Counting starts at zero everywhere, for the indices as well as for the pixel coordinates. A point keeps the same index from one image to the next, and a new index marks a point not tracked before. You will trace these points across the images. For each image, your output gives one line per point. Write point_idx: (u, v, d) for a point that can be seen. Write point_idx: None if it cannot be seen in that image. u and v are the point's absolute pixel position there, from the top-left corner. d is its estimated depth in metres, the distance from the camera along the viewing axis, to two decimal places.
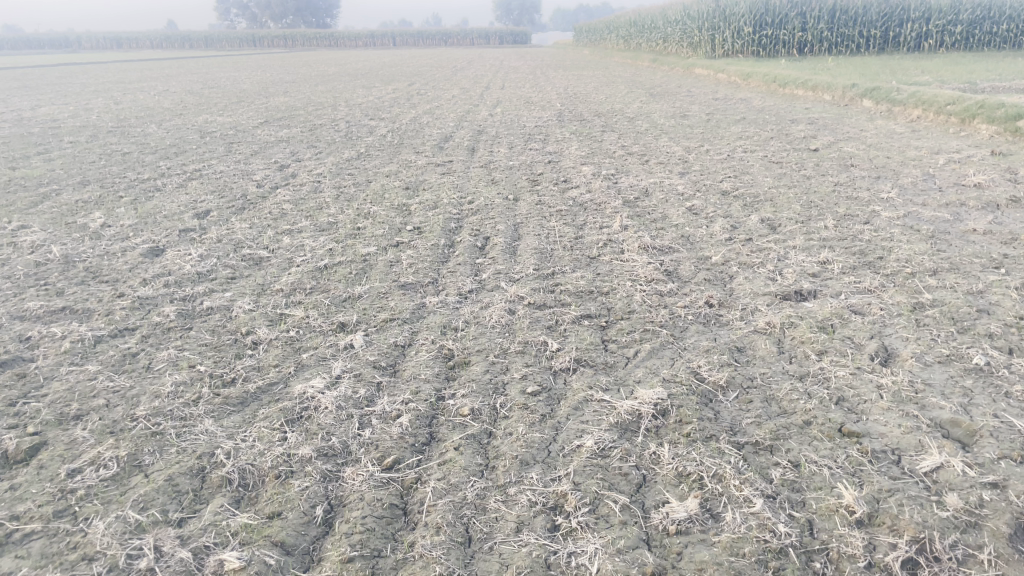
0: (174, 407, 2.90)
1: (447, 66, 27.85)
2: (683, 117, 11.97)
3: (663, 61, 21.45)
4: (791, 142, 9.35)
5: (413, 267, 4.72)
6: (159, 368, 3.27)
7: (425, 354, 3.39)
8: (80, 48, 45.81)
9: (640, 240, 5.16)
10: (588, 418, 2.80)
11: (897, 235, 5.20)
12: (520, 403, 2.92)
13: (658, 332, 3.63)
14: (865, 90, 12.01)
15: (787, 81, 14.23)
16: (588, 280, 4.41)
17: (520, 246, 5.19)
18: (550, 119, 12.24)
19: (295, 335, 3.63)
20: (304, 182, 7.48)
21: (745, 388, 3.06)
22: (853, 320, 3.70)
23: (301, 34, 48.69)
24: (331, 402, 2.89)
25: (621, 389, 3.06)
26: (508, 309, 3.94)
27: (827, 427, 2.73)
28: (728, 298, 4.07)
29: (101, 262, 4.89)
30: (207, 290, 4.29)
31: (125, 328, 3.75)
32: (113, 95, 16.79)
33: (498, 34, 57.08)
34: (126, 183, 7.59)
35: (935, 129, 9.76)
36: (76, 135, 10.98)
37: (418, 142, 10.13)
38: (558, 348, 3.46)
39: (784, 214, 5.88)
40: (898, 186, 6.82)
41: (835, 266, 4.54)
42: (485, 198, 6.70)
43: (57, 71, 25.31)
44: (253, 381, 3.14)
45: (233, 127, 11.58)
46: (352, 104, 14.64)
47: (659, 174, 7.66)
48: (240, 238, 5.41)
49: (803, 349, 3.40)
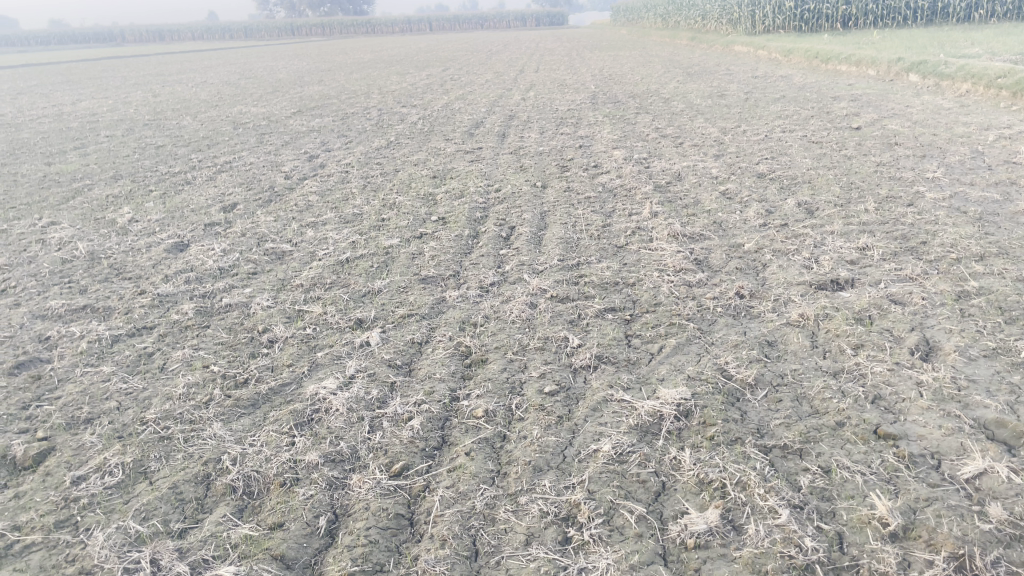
0: (184, 410, 2.85)
1: (484, 50, 27.68)
2: (720, 96, 11.68)
3: (701, 39, 21.01)
4: (832, 120, 9.04)
5: (435, 259, 4.63)
6: (173, 369, 3.23)
7: (442, 352, 3.30)
8: (124, 41, 46.44)
9: (670, 228, 4.99)
10: (606, 420, 2.68)
11: (942, 218, 4.95)
12: (537, 404, 2.81)
13: (685, 326, 3.48)
14: (910, 64, 11.59)
15: (829, 57, 13.81)
16: (614, 271, 4.27)
17: (545, 235, 5.06)
18: (583, 102, 12.04)
19: (311, 332, 3.56)
20: (332, 172, 7.44)
21: (775, 386, 2.90)
22: (892, 311, 3.50)
23: (338, 22, 48.81)
24: (342, 404, 2.82)
25: (643, 388, 2.93)
26: (530, 303, 3.82)
27: (861, 429, 2.57)
28: (760, 289, 3.90)
29: (125, 258, 4.89)
30: (227, 286, 4.25)
31: (142, 326, 3.73)
32: (151, 88, 16.97)
33: (535, 17, 56.50)
34: (157, 176, 7.63)
35: (985, 103, 9.36)
36: (112, 128, 11.09)
37: (449, 128, 10.02)
38: (579, 344, 3.34)
39: (822, 197, 5.65)
40: (944, 166, 6.53)
41: (875, 252, 4.33)
42: (513, 185, 6.58)
43: (100, 65, 25.72)
44: (265, 381, 3.08)
45: (266, 118, 11.60)
46: (384, 92, 14.59)
47: (693, 157, 7.45)
48: (263, 231, 5.37)
49: (838, 343, 3.22)
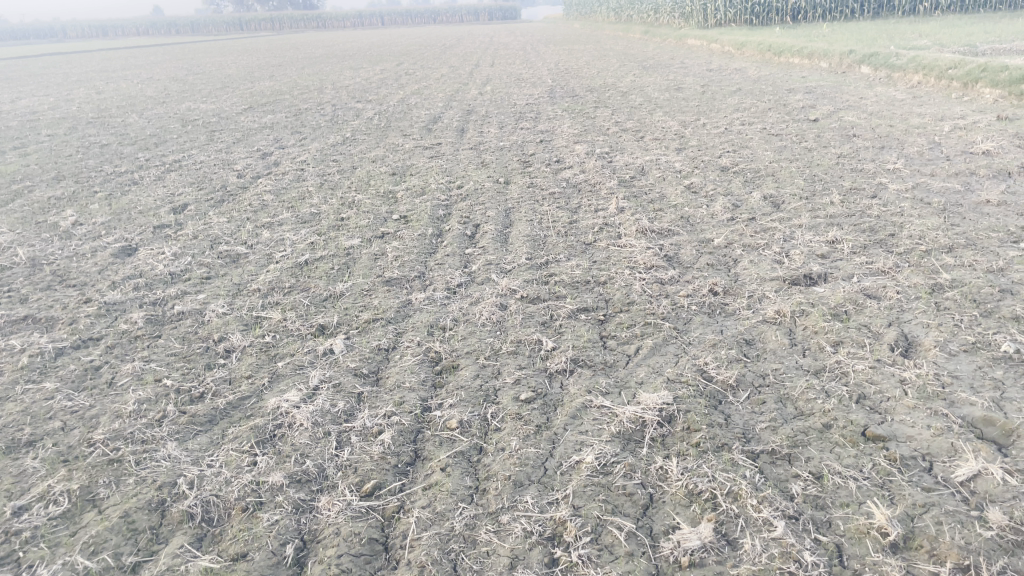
0: (135, 430, 2.66)
1: (438, 45, 27.39)
2: (677, 90, 11.66)
3: (654, 32, 21.06)
4: (790, 112, 9.07)
5: (399, 259, 4.47)
6: (122, 384, 3.02)
7: (411, 359, 3.15)
8: (66, 36, 44.98)
9: (638, 223, 4.90)
10: (587, 429, 2.56)
11: (908, 210, 4.94)
12: (513, 413, 2.68)
13: (661, 326, 3.38)
14: (862, 56, 11.71)
15: (782, 49, 13.90)
16: (584, 269, 4.16)
17: (511, 233, 4.93)
18: (541, 96, 11.93)
19: (271, 340, 3.38)
20: (287, 171, 7.20)
21: (757, 387, 2.82)
22: (868, 305, 3.45)
23: (288, 16, 47.95)
24: (306, 418, 2.65)
25: (623, 392, 2.82)
26: (499, 305, 3.69)
27: (849, 431, 2.49)
28: (733, 285, 3.82)
29: (69, 264, 4.63)
30: (179, 292, 4.04)
31: (88, 338, 3.50)
32: (95, 85, 16.38)
33: (488, 11, 56.20)
34: (102, 176, 7.30)
35: (937, 94, 9.48)
36: (54, 127, 10.64)
37: (405, 124, 9.81)
38: (553, 348, 3.22)
39: (787, 190, 5.62)
40: (903, 157, 6.55)
41: (845, 245, 4.28)
42: (474, 182, 6.43)
43: (41, 61, 24.82)
44: (223, 395, 2.90)
45: (216, 115, 11.26)
46: (338, 87, 14.29)
47: (655, 150, 7.38)
48: (217, 233, 5.14)
49: (817, 340, 3.15)
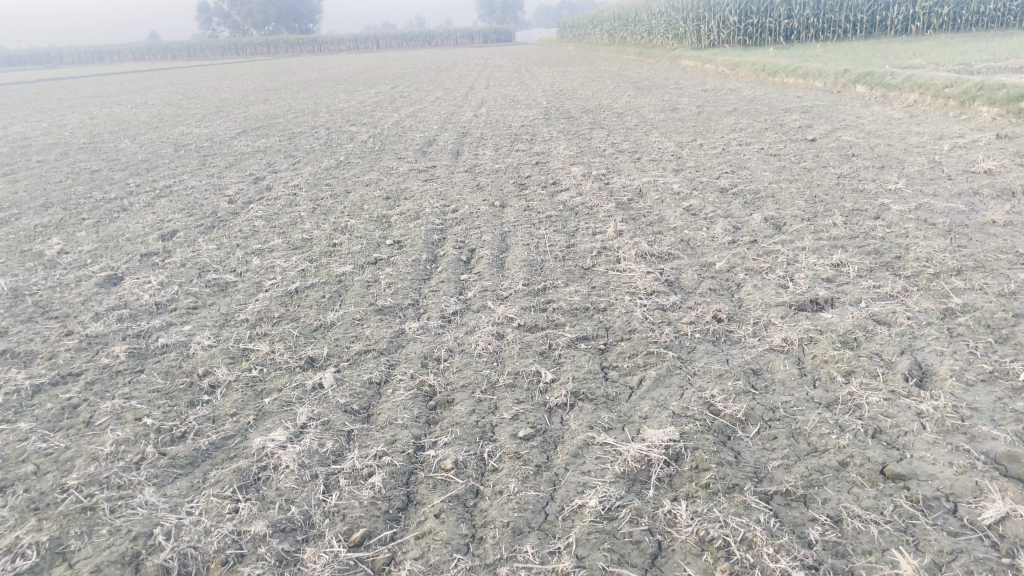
0: (110, 474, 2.51)
1: (433, 67, 27.44)
2: (673, 110, 11.62)
3: (648, 54, 21.11)
4: (787, 132, 9.00)
5: (392, 286, 4.34)
6: (100, 424, 2.88)
7: (403, 394, 3.01)
8: (62, 62, 44.94)
9: (637, 247, 4.78)
10: (590, 469, 2.42)
11: (912, 231, 4.83)
12: (510, 452, 2.54)
13: (664, 356, 3.25)
14: (858, 75, 11.67)
15: (776, 69, 13.89)
16: (583, 295, 4.04)
17: (508, 258, 4.80)
18: (537, 118, 11.87)
19: (257, 375, 3.24)
20: (278, 195, 7.08)
21: (767, 422, 2.68)
22: (878, 332, 3.32)
23: (284, 40, 48.16)
24: (293, 459, 2.51)
25: (627, 428, 2.68)
26: (495, 334, 3.56)
27: (866, 469, 2.35)
28: (738, 311, 3.70)
29: (52, 294, 4.49)
30: (165, 323, 3.90)
31: (67, 374, 3.36)
32: (88, 110, 16.31)
33: (483, 34, 56.46)
34: (90, 203, 7.18)
35: (935, 112, 9.42)
36: (44, 153, 10.54)
37: (400, 147, 9.72)
38: (552, 380, 3.08)
39: (788, 211, 5.51)
40: (904, 176, 6.46)
41: (851, 269, 4.17)
42: (470, 205, 6.33)
43: (36, 87, 24.74)
44: (205, 435, 2.75)
45: (209, 139, 11.17)
46: (333, 110, 14.23)
47: (652, 172, 7.28)
48: (205, 260, 5.01)
49: (827, 370, 3.02)
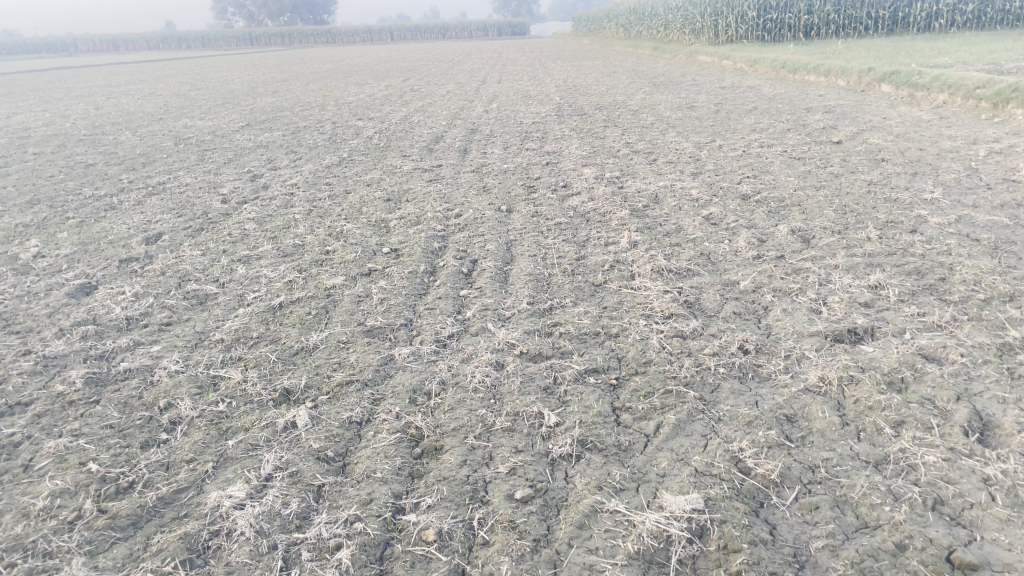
0: (38, 537, 2.16)
1: (447, 59, 27.02)
2: (690, 108, 11.19)
3: (664, 49, 20.61)
4: (811, 134, 8.57)
5: (385, 302, 3.98)
6: (40, 469, 2.52)
7: (387, 438, 2.63)
8: (77, 50, 44.64)
9: (653, 262, 4.39)
10: (597, 546, 2.05)
11: (955, 248, 4.41)
12: (504, 521, 2.17)
13: (684, 395, 2.86)
14: (883, 74, 11.19)
15: (796, 66, 13.42)
16: (592, 318, 3.64)
17: (512, 272, 4.41)
18: (549, 114, 11.47)
19: (224, 410, 2.87)
20: (274, 195, 6.72)
21: (807, 485, 2.30)
22: (929, 372, 2.91)
23: (299, 32, 47.93)
24: (250, 527, 2.15)
25: (641, 489, 2.30)
26: (494, 363, 3.17)
27: (929, 556, 1.97)
28: (766, 341, 3.30)
29: (18, 306, 4.14)
30: (132, 343, 3.54)
31: (15, 404, 3.00)
32: (93, 100, 15.98)
33: (498, 26, 55.82)
34: (78, 200, 6.83)
35: (966, 115, 8.97)
36: (42, 145, 10.23)
37: (405, 143, 9.35)
38: (557, 424, 2.69)
39: (817, 222, 5.11)
40: (940, 185, 6.03)
41: (891, 291, 3.77)
42: (475, 209, 5.96)
43: (40, 75, 24.38)
44: (155, 487, 2.39)
45: (210, 132, 10.82)
46: (341, 104, 13.83)
47: (669, 175, 6.87)
48: (186, 268, 4.65)
49: (873, 420, 2.63)
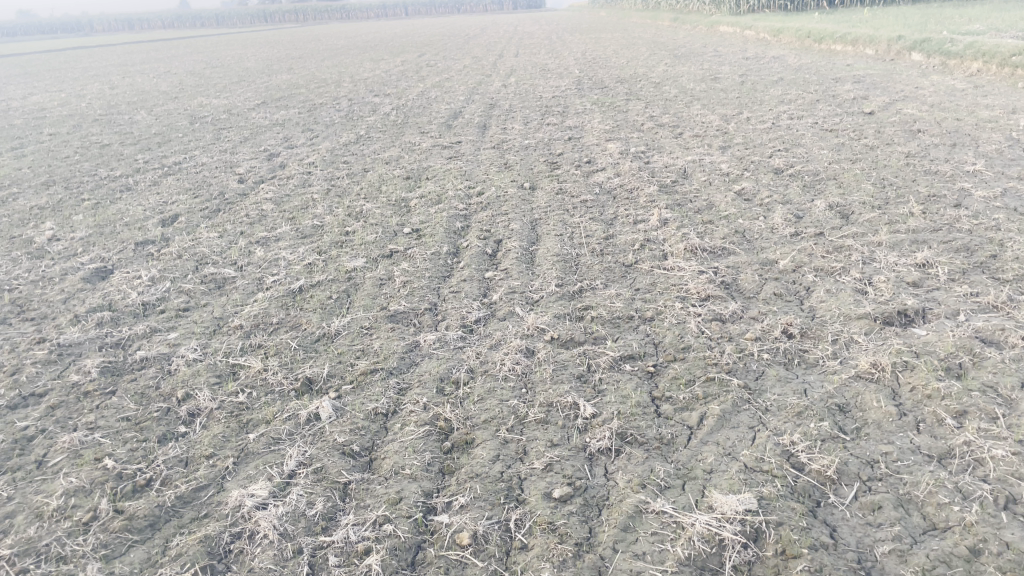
0: (52, 540, 2.05)
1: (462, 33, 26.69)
2: (714, 80, 10.90)
3: (685, 20, 20.19)
4: (841, 104, 8.30)
5: (408, 285, 3.83)
6: (54, 467, 2.41)
7: (415, 431, 2.50)
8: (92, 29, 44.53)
9: (686, 240, 4.21)
10: (644, 551, 1.92)
11: (1003, 223, 4.19)
12: (543, 523, 2.04)
13: (727, 383, 2.70)
14: (913, 41, 10.82)
15: (822, 36, 13.05)
16: (625, 301, 3.48)
17: (539, 252, 4.25)
18: (568, 88, 11.23)
19: (244, 401, 2.75)
20: (292, 174, 6.58)
21: (866, 482, 2.14)
22: (989, 357, 2.73)
23: (313, 8, 47.50)
24: (273, 530, 2.03)
25: (688, 487, 2.15)
26: (524, 351, 3.03)
27: (1007, 561, 1.81)
28: (811, 325, 3.12)
29: (33, 291, 4.04)
30: (149, 330, 3.42)
31: (29, 396, 2.89)
32: (109, 79, 15.86)
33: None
34: (94, 181, 6.73)
35: (1001, 83, 8.65)
36: (58, 125, 10.13)
37: (423, 120, 9.16)
38: (593, 416, 2.55)
39: (855, 197, 4.90)
40: (981, 156, 5.79)
41: (940, 270, 3.57)
42: (497, 187, 5.79)
43: (57, 55, 24.31)
44: (174, 485, 2.27)
45: (226, 111, 10.68)
46: (357, 80, 13.63)
47: (696, 149, 6.66)
48: (204, 251, 4.52)
49: (933, 410, 2.45)
